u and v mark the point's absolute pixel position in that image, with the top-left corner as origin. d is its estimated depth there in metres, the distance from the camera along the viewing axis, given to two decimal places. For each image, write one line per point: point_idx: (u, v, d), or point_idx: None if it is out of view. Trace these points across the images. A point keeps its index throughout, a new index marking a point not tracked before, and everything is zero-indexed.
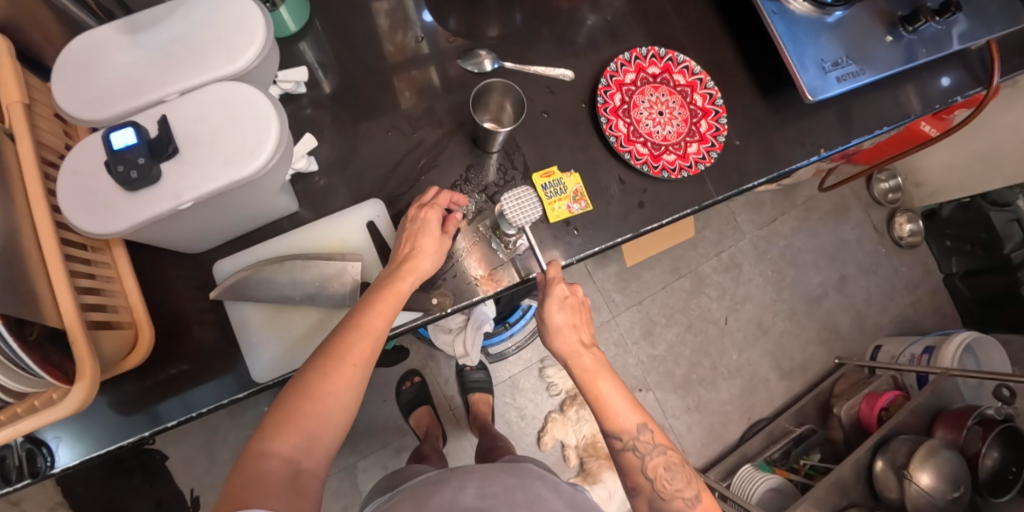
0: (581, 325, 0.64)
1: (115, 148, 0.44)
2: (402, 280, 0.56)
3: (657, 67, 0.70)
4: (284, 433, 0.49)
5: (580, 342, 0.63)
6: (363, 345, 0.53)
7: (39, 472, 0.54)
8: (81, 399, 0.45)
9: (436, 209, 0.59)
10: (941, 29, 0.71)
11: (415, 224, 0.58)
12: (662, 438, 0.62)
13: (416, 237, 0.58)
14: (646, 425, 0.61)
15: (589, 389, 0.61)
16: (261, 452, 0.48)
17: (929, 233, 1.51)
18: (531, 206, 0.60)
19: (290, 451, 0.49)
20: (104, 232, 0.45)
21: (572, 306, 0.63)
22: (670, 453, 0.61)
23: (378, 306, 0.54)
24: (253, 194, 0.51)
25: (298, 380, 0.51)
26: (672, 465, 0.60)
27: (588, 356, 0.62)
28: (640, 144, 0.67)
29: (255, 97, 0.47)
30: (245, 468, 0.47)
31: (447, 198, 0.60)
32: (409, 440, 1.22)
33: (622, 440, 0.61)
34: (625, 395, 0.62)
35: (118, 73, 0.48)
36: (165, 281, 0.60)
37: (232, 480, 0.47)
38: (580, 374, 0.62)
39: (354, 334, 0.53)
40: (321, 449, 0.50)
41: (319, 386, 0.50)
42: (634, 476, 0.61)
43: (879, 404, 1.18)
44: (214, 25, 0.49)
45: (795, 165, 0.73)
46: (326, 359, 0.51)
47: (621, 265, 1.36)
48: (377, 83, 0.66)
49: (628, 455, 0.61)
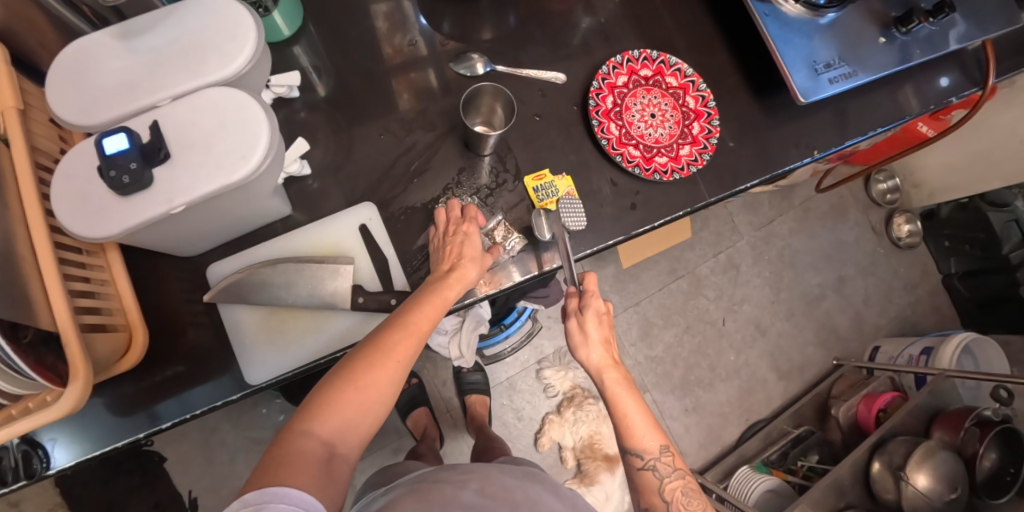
0: (608, 342, 0.63)
1: (107, 153, 0.44)
2: (449, 288, 0.57)
3: (649, 69, 0.70)
4: (325, 415, 0.49)
5: (612, 359, 0.62)
6: (406, 345, 0.54)
7: (35, 473, 0.55)
8: (75, 401, 0.46)
9: (473, 223, 0.61)
10: (935, 30, 0.71)
11: (458, 236, 0.59)
12: (680, 463, 0.63)
13: (460, 248, 0.59)
14: (667, 448, 0.62)
15: (614, 406, 0.61)
16: (302, 431, 0.48)
17: (928, 234, 1.50)
18: (580, 215, 0.65)
19: (328, 434, 0.49)
20: (98, 236, 0.45)
21: (603, 323, 0.63)
22: (688, 479, 0.63)
23: (425, 308, 0.56)
24: (246, 198, 0.52)
25: (341, 366, 0.52)
26: (689, 490, 0.62)
27: (615, 372, 0.62)
28: (632, 146, 0.67)
29: (246, 103, 0.47)
30: (284, 444, 0.47)
31: (475, 211, 0.62)
32: (406, 441, 1.22)
33: (643, 459, 0.62)
34: (647, 416, 0.62)
35: (110, 79, 0.48)
36: (160, 284, 0.61)
37: (271, 454, 0.46)
38: (605, 388, 0.62)
39: (400, 332, 0.54)
40: (354, 438, 0.51)
41: (364, 376, 0.51)
42: (651, 497, 0.62)
43: (877, 405, 1.18)
44: (207, 30, 0.49)
45: (787, 167, 0.73)
46: (372, 350, 0.52)
47: (617, 267, 1.36)
48: (371, 86, 0.67)
49: (646, 474, 0.62)
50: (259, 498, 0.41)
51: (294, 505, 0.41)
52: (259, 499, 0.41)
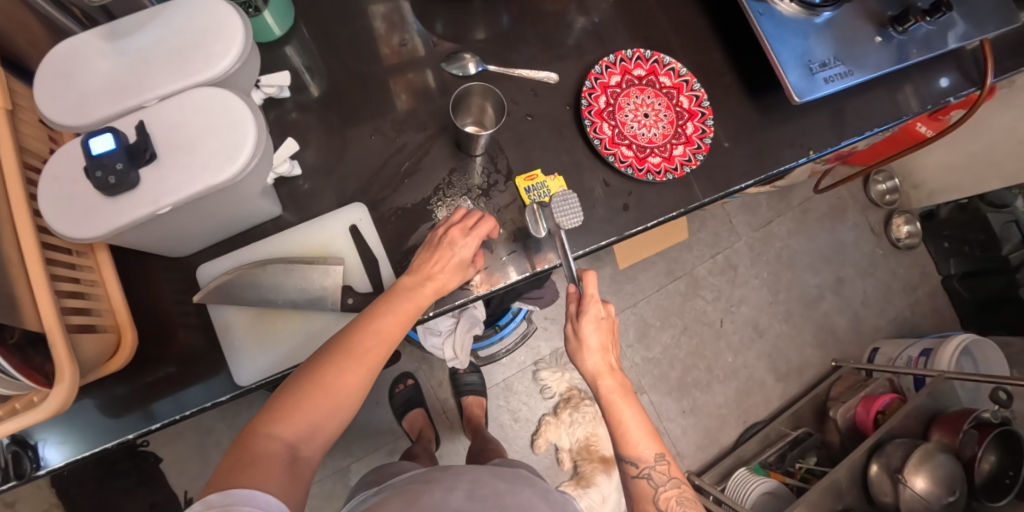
0: (610, 347, 0.63)
1: (93, 154, 0.44)
2: (424, 296, 0.57)
3: (642, 69, 0.70)
4: (291, 418, 0.49)
5: (609, 365, 0.62)
6: (377, 351, 0.54)
7: (24, 474, 0.55)
8: (60, 402, 0.46)
9: (477, 237, 0.59)
10: (932, 29, 0.71)
11: (449, 245, 0.58)
12: (676, 471, 0.62)
13: (441, 255, 0.58)
14: (662, 456, 0.61)
15: (611, 412, 0.61)
16: (266, 433, 0.48)
17: (928, 234, 1.49)
18: (573, 208, 0.62)
19: (293, 437, 0.49)
20: (83, 236, 0.45)
21: (604, 327, 0.62)
22: (683, 488, 0.61)
23: (398, 314, 0.56)
24: (235, 198, 0.52)
25: (309, 368, 0.52)
26: (684, 499, 0.60)
27: (612, 378, 0.62)
28: (625, 146, 0.67)
29: (233, 103, 0.47)
30: (248, 445, 0.47)
31: (489, 227, 0.60)
32: (402, 442, 1.22)
33: (638, 467, 0.61)
34: (645, 422, 0.62)
35: (97, 79, 0.48)
36: (150, 285, 0.60)
37: (233, 455, 0.47)
38: (601, 393, 0.62)
39: (371, 337, 0.54)
40: (320, 440, 0.51)
41: (331, 380, 0.51)
42: (644, 504, 0.61)
43: (875, 407, 1.17)
44: (194, 31, 0.49)
45: (782, 167, 0.73)
46: (341, 354, 0.52)
47: (614, 268, 1.36)
48: (362, 87, 0.67)
49: (641, 482, 0.61)
50: (222, 500, 0.41)
51: (259, 508, 0.42)
52: (222, 501, 0.41)
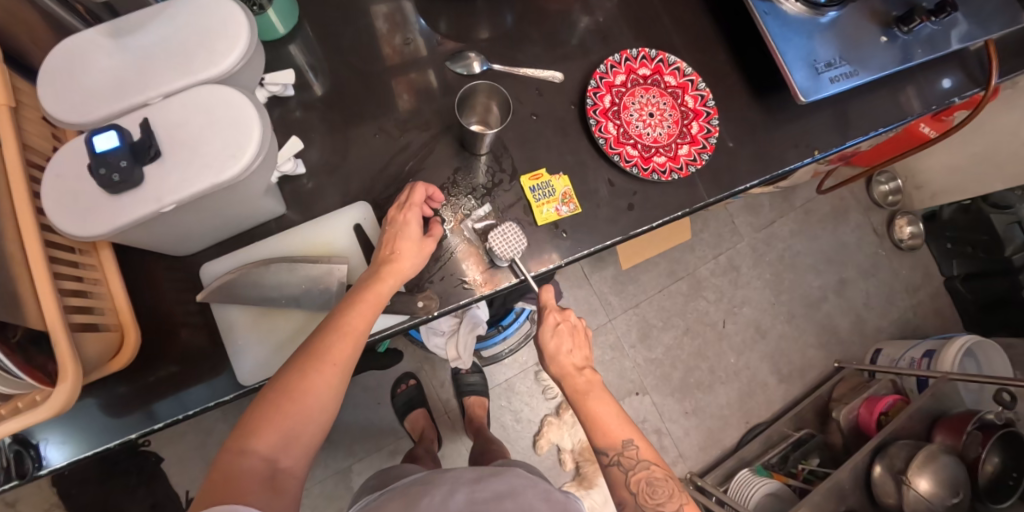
0: (577, 347, 0.63)
1: (97, 151, 0.44)
2: (382, 283, 0.56)
3: (647, 68, 0.70)
4: (262, 431, 0.49)
5: (574, 365, 0.62)
6: (342, 347, 0.53)
7: (26, 473, 0.54)
8: (63, 402, 0.45)
9: (415, 210, 0.59)
10: (937, 30, 0.70)
11: (393, 226, 0.58)
12: (648, 453, 0.60)
13: (395, 240, 0.58)
14: (632, 441, 0.60)
15: (580, 409, 0.61)
16: (240, 451, 0.48)
17: (929, 236, 1.49)
18: (516, 240, 0.62)
19: (269, 449, 0.49)
20: (86, 234, 0.45)
21: (564, 331, 0.62)
22: (654, 468, 0.59)
23: (359, 307, 0.55)
24: (239, 196, 0.51)
25: (279, 380, 0.52)
26: (655, 479, 0.59)
27: (580, 378, 0.61)
28: (630, 146, 0.67)
29: (237, 99, 0.47)
30: (223, 467, 0.47)
31: (422, 193, 0.59)
32: (404, 443, 1.22)
33: (609, 455, 0.60)
34: (615, 411, 0.61)
35: (100, 77, 0.48)
36: (152, 284, 0.60)
37: (211, 478, 0.47)
38: (570, 391, 0.61)
39: (334, 335, 0.53)
40: (300, 448, 0.51)
41: (298, 386, 0.51)
42: (619, 491, 0.60)
43: (879, 408, 1.17)
44: (198, 29, 0.49)
45: (787, 167, 0.73)
46: (306, 358, 0.52)
47: (617, 268, 1.35)
48: (365, 86, 0.66)
49: (613, 470, 0.60)
50: None
51: None
52: None
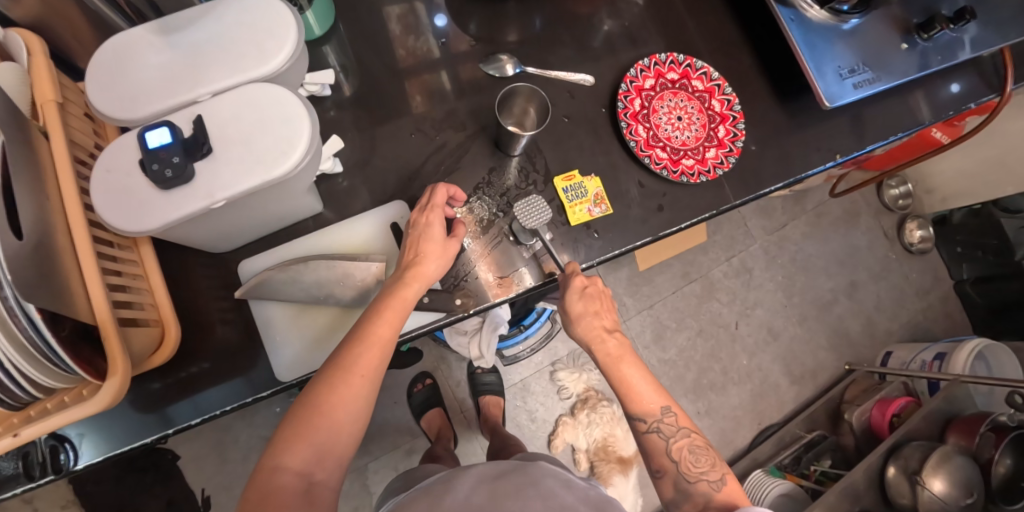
0: (604, 311, 0.63)
1: (150, 148, 0.45)
2: (407, 287, 0.56)
3: (675, 73, 0.71)
4: (295, 446, 0.49)
5: (602, 327, 0.62)
6: (371, 356, 0.53)
7: (62, 468, 0.55)
8: (112, 395, 0.46)
9: (436, 211, 0.59)
10: (955, 37, 0.72)
11: (416, 229, 0.58)
12: (685, 422, 0.61)
13: (418, 243, 0.58)
14: (669, 408, 0.61)
15: (613, 372, 0.61)
16: (273, 467, 0.48)
17: (939, 240, 1.51)
18: (540, 209, 0.63)
19: (302, 464, 0.49)
20: (135, 229, 0.45)
21: (592, 295, 0.62)
22: (694, 436, 0.60)
23: (385, 314, 0.55)
24: (284, 194, 0.52)
25: (308, 392, 0.51)
26: (696, 448, 0.59)
27: (612, 340, 0.62)
28: (659, 148, 0.68)
29: (285, 97, 0.47)
30: (260, 483, 0.47)
31: (443, 194, 0.60)
32: (420, 442, 1.22)
33: (646, 422, 0.60)
34: (648, 378, 0.61)
35: (151, 73, 0.48)
36: (188, 280, 0.61)
37: (247, 496, 0.47)
38: (603, 357, 0.62)
39: (362, 345, 0.53)
40: (333, 460, 0.50)
41: (327, 399, 0.50)
42: (659, 459, 0.60)
43: (890, 410, 1.20)
44: (247, 26, 0.50)
45: (810, 171, 0.74)
46: (334, 369, 0.52)
47: (632, 269, 1.36)
48: (397, 87, 0.67)
49: (652, 436, 0.60)
50: None
51: None
52: None
